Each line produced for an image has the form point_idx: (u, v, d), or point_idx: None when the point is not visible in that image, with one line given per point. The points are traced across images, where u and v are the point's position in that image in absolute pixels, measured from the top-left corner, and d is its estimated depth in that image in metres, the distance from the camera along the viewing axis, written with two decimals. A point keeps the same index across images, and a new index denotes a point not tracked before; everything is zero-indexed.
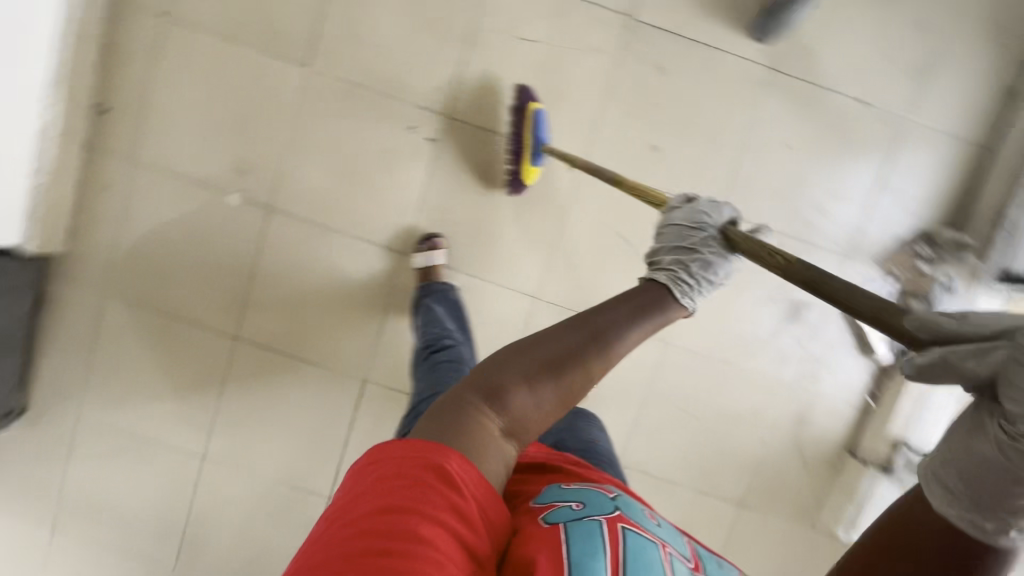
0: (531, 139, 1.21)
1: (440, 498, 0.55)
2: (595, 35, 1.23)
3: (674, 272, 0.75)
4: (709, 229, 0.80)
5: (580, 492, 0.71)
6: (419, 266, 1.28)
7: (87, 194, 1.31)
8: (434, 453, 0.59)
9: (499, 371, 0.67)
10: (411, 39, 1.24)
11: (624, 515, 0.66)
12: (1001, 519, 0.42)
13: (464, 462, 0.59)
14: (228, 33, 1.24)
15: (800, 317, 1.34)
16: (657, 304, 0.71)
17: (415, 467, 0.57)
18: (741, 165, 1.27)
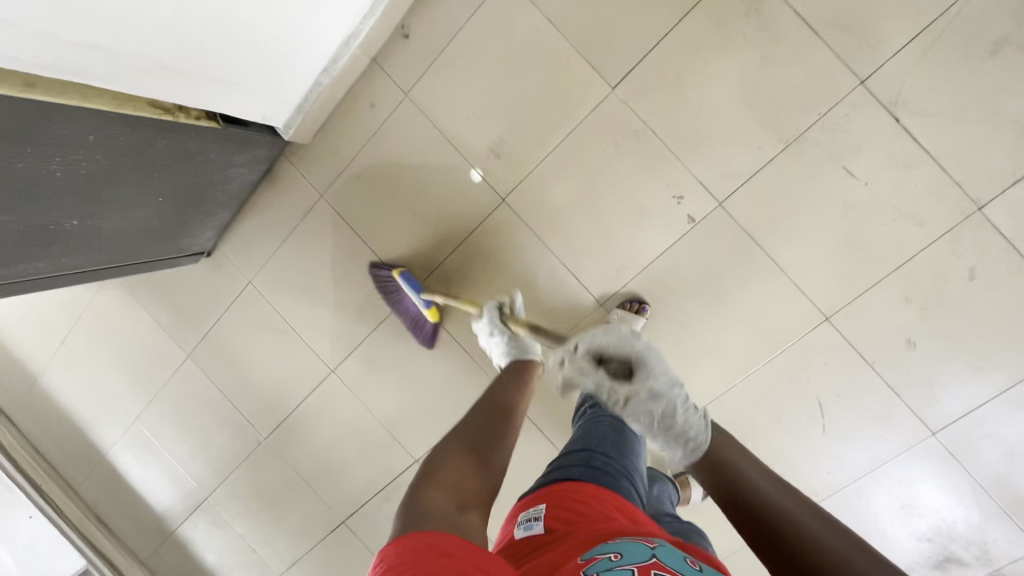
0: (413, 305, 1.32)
1: (445, 568, 0.49)
2: (921, 205, 1.09)
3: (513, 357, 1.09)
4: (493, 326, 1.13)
5: (619, 542, 0.57)
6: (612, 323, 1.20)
7: (348, 102, 1.32)
8: (431, 533, 0.55)
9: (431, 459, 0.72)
10: (729, 113, 1.13)
11: (661, 563, 0.52)
12: (678, 436, 0.67)
13: (449, 535, 0.54)
14: (555, 19, 1.18)
15: (946, 569, 1.24)
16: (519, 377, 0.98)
17: (408, 552, 0.52)
18: (987, 403, 1.15)
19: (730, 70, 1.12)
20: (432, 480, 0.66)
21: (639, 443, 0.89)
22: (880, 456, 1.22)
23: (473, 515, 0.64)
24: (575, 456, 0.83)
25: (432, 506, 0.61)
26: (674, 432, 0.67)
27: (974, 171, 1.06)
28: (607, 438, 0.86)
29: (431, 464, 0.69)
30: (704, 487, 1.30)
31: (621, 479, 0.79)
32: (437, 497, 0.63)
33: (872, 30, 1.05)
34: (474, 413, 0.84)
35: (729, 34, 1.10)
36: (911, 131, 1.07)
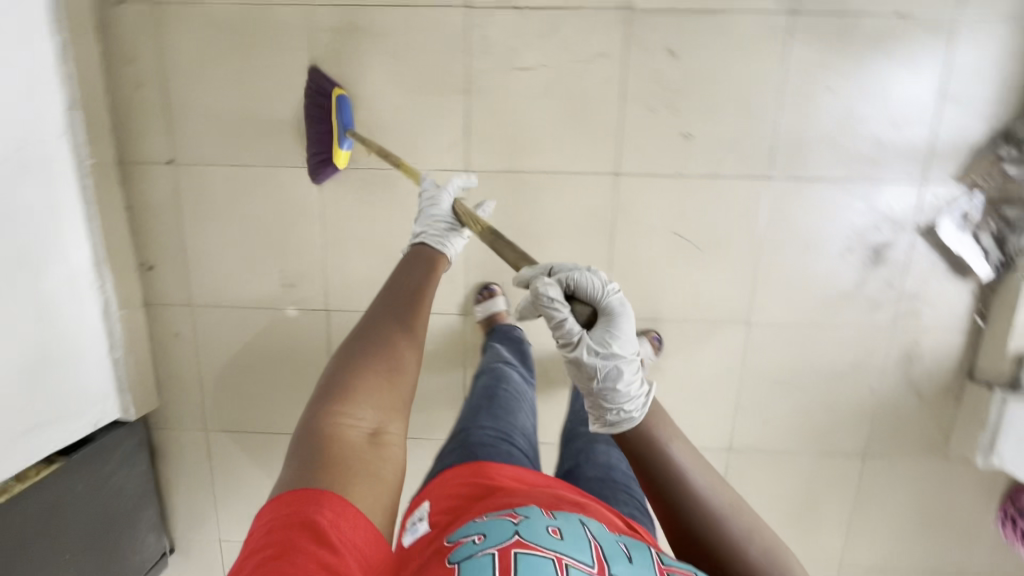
0: (338, 125, 1.16)
1: (312, 556, 0.53)
2: (592, 43, 1.16)
3: (428, 235, 0.97)
4: (435, 209, 1.02)
5: (485, 521, 0.64)
6: (482, 317, 1.29)
7: (158, 349, 1.36)
8: (308, 503, 0.58)
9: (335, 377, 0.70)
10: (409, 108, 1.20)
11: (522, 539, 0.59)
12: (612, 399, 0.72)
13: (333, 508, 0.58)
14: (235, 159, 1.24)
15: (884, 258, 1.26)
16: (419, 260, 0.91)
17: (283, 528, 0.55)
18: (783, 123, 1.19)
19: (381, 80, 1.19)
20: (337, 406, 0.66)
21: (511, 405, 1.03)
22: (757, 228, 1.25)
23: (389, 431, 0.68)
24: (455, 440, 0.94)
25: (340, 442, 0.64)
26: (607, 391, 0.73)
27: None
28: (483, 410, 1.00)
29: (333, 386, 0.69)
30: (649, 338, 1.29)
31: (500, 442, 0.92)
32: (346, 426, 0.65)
33: None
34: (377, 302, 0.80)
35: (355, 57, 1.18)
36: (533, 4, 1.15)
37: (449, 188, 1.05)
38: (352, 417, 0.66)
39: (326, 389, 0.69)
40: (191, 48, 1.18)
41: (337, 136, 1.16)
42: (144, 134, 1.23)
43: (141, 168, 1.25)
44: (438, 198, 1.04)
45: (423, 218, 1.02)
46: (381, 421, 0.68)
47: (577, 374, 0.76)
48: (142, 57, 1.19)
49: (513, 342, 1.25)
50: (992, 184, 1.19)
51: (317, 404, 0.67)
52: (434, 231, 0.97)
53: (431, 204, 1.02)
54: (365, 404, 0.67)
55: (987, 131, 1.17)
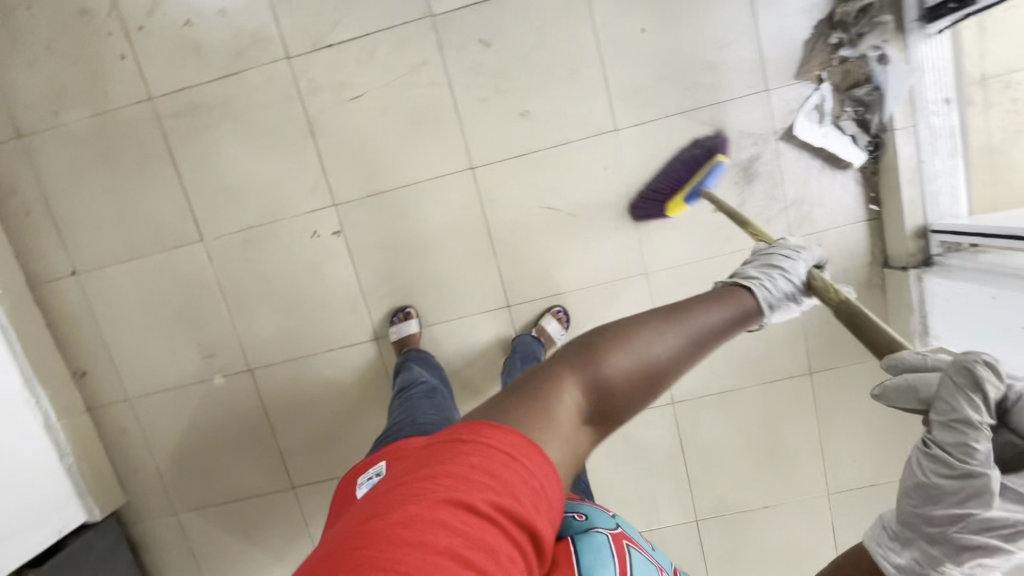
0: (696, 182, 1.18)
1: (510, 497, 0.44)
2: (410, 55, 1.22)
3: (758, 280, 0.74)
4: (794, 265, 0.79)
5: (582, 509, 0.63)
6: (396, 340, 1.29)
7: (111, 446, 1.44)
8: (528, 458, 0.47)
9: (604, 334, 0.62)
10: (267, 163, 1.28)
11: (624, 533, 0.60)
12: (944, 547, 0.54)
13: (545, 467, 0.48)
14: (130, 253, 1.33)
15: (757, 172, 1.24)
16: (734, 298, 0.69)
17: (496, 460, 0.45)
18: (611, 74, 1.22)
19: (233, 145, 1.27)
20: (579, 369, 0.57)
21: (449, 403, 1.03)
22: (622, 178, 1.26)
23: (585, 427, 0.56)
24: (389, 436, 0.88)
25: (552, 391, 0.55)
26: (936, 539, 0.54)
27: (399, 5, 1.20)
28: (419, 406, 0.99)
29: (589, 359, 0.58)
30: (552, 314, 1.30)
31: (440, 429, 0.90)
32: (596, 377, 0.57)
33: (252, 31, 1.22)
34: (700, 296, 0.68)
35: (205, 133, 1.27)
36: (344, 38, 1.22)
37: (803, 250, 0.81)
38: (586, 375, 0.57)
39: (588, 340, 0.61)
40: (62, 166, 1.29)
41: (684, 190, 1.21)
42: (44, 254, 1.34)
43: (51, 286, 1.35)
44: (794, 252, 0.81)
45: (760, 261, 0.81)
46: (600, 395, 0.57)
47: (930, 505, 0.54)
48: (24, 187, 1.30)
49: (429, 361, 1.24)
50: (834, 71, 1.18)
51: (568, 350, 0.61)
52: (772, 287, 0.73)
53: (781, 257, 0.80)
54: (602, 372, 0.57)
55: (811, 24, 1.18)
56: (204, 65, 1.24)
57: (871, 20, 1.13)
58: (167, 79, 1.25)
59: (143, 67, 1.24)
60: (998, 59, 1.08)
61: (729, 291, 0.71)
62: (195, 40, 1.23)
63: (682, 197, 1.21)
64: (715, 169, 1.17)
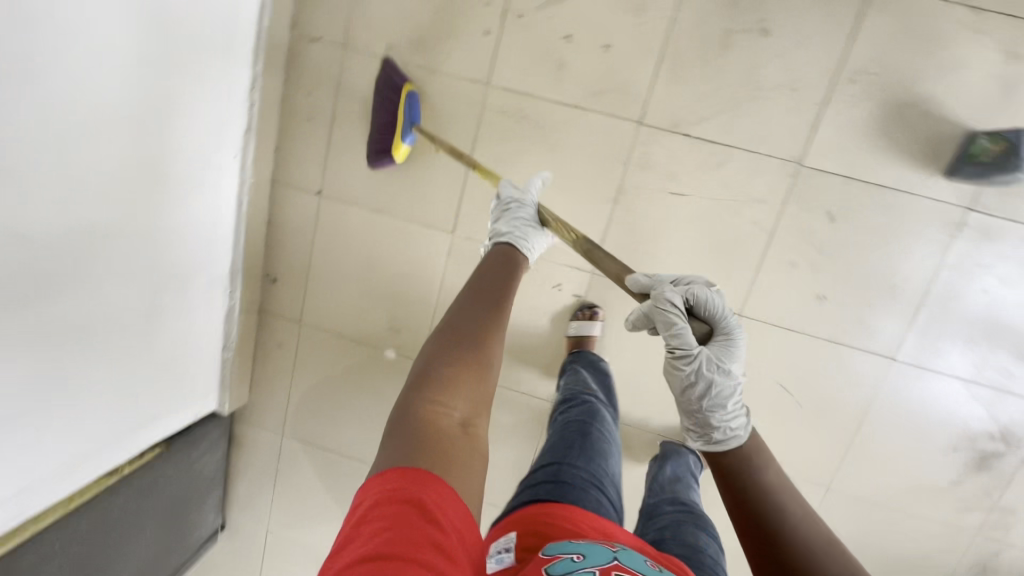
0: (402, 121, 1.17)
1: (426, 529, 0.54)
2: (754, 185, 1.15)
3: (511, 233, 1.00)
4: (521, 211, 1.04)
5: (584, 544, 0.67)
6: (572, 335, 1.25)
7: (259, 352, 1.45)
8: (414, 482, 0.58)
9: (427, 361, 0.74)
10: (554, 201, 1.22)
11: (621, 564, 0.63)
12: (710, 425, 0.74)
13: (441, 489, 0.58)
14: (378, 205, 1.29)
15: (991, 467, 1.21)
16: (518, 263, 0.95)
17: (397, 503, 0.56)
18: (922, 309, 1.16)
19: (534, 169, 1.21)
20: (433, 393, 0.69)
21: (604, 446, 0.94)
22: (865, 402, 1.23)
23: (476, 425, 0.70)
24: (546, 471, 0.86)
25: (434, 420, 0.66)
26: (706, 416, 0.75)
27: (777, 136, 1.12)
28: (574, 447, 0.91)
29: (429, 371, 0.72)
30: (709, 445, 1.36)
31: (590, 487, 0.83)
32: (452, 392, 0.70)
33: (621, 80, 1.14)
34: (473, 279, 0.87)
35: (515, 144, 1.20)
36: (703, 135, 1.14)
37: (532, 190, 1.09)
38: (447, 404, 0.68)
39: (433, 356, 0.74)
40: (366, 98, 1.23)
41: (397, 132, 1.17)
42: (300, 161, 1.30)
43: (289, 191, 1.32)
44: (523, 200, 1.07)
45: (505, 218, 1.04)
46: (468, 403, 0.70)
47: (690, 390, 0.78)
48: (319, 95, 1.25)
49: (598, 372, 1.19)
50: None
51: (400, 417, 0.67)
52: (521, 231, 1.00)
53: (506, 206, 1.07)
54: (442, 395, 0.69)
55: None
56: (558, 83, 1.16)
57: None
58: (513, 75, 1.17)
59: (497, 51, 1.16)
60: None
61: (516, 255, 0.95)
62: (564, 57, 1.14)
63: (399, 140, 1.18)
64: (411, 98, 1.16)
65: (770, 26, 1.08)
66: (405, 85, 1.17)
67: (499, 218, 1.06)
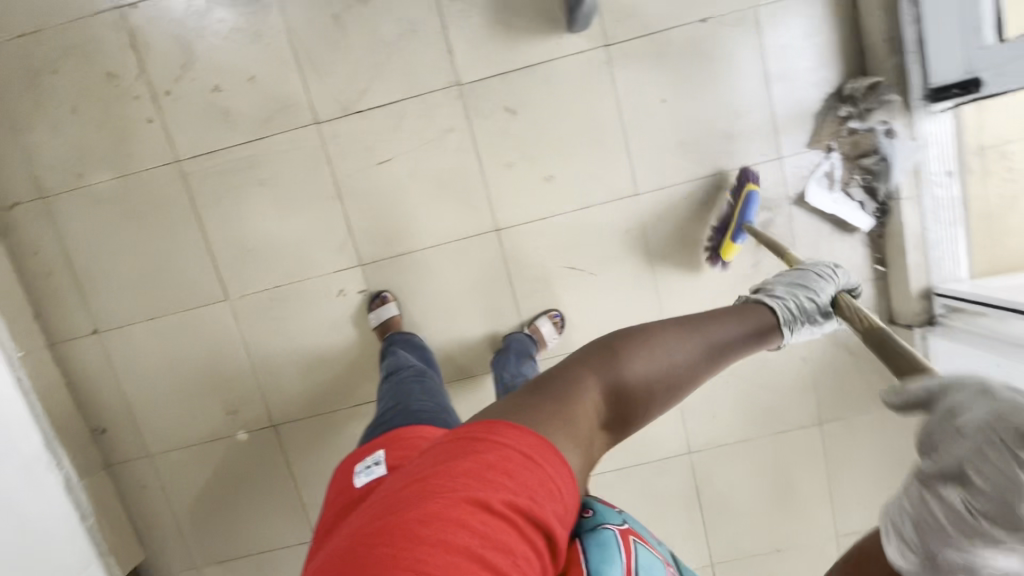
0: (736, 220, 1.20)
1: (527, 497, 0.44)
2: (438, 120, 1.25)
3: (788, 300, 0.70)
4: (819, 299, 0.73)
5: (597, 500, 0.60)
6: (376, 325, 1.29)
7: (130, 503, 1.43)
8: (514, 436, 0.47)
9: (619, 345, 0.58)
10: (292, 224, 1.29)
11: (634, 527, 0.56)
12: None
13: (549, 454, 0.47)
14: (152, 312, 1.33)
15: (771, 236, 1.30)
16: (763, 328, 0.63)
17: (491, 450, 0.45)
18: (631, 141, 1.26)
19: (259, 207, 1.28)
20: (599, 375, 0.56)
21: (441, 388, 1.01)
22: (644, 240, 1.30)
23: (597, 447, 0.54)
24: (389, 411, 0.88)
25: (576, 400, 0.53)
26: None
27: (429, 73, 1.23)
28: (417, 391, 0.95)
29: (608, 359, 0.57)
30: (547, 317, 1.31)
31: (441, 413, 0.88)
32: (661, 364, 0.57)
33: (281, 98, 1.24)
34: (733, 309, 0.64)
35: (231, 196, 1.27)
36: (372, 105, 1.24)
37: (828, 280, 0.77)
38: (666, 354, 0.58)
39: (619, 342, 0.59)
40: (86, 227, 1.28)
41: (730, 230, 1.21)
42: (64, 313, 1.33)
43: (69, 343, 1.34)
44: (822, 280, 0.77)
45: (787, 284, 0.75)
46: (623, 397, 0.56)
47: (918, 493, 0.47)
48: (45, 248, 1.29)
49: (412, 345, 1.23)
50: (845, 143, 1.24)
51: (587, 349, 0.59)
52: (796, 307, 0.69)
53: (813, 277, 0.77)
54: (635, 357, 0.57)
55: (822, 96, 1.24)
56: (234, 127, 1.24)
57: (881, 98, 1.18)
58: (193, 142, 1.25)
59: (169, 131, 1.24)
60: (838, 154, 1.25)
61: (753, 308, 0.66)
62: (224, 105, 1.24)
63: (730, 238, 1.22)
64: (750, 197, 1.18)
65: None
66: (750, 183, 1.19)
67: (777, 280, 0.76)
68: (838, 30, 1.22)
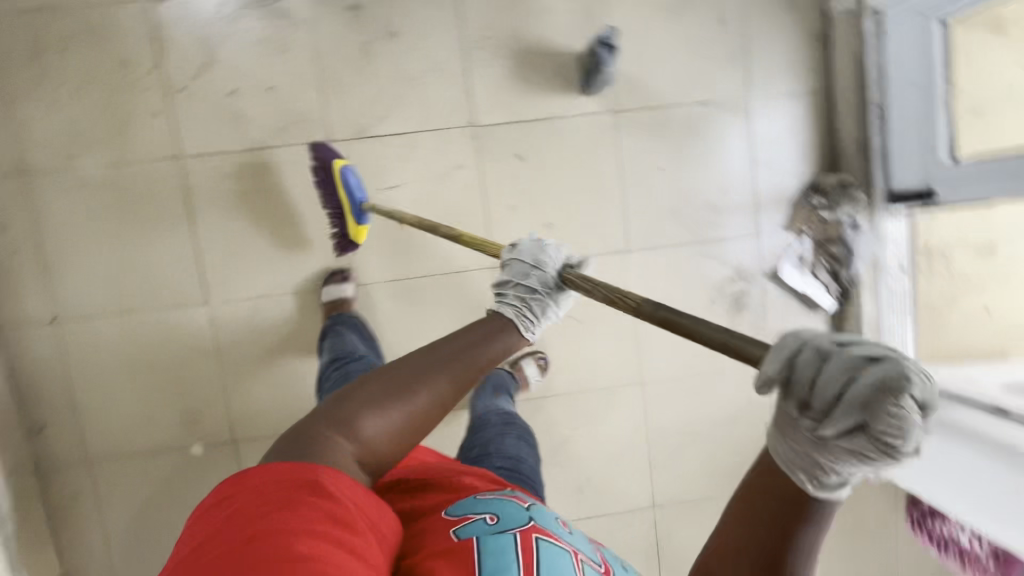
0: (349, 202, 1.20)
1: (316, 509, 0.49)
2: (450, 155, 1.29)
3: (518, 307, 0.74)
4: (546, 281, 0.77)
5: (500, 503, 0.67)
6: (327, 300, 1.26)
7: (56, 513, 1.30)
8: (302, 470, 0.53)
9: (351, 400, 0.63)
10: (289, 236, 1.28)
11: (537, 524, 0.64)
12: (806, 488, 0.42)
13: (334, 473, 0.54)
14: (123, 307, 1.26)
15: (747, 305, 1.39)
16: (499, 339, 0.70)
17: (281, 487, 0.51)
18: (629, 201, 1.34)
19: (258, 215, 1.27)
20: (348, 427, 0.60)
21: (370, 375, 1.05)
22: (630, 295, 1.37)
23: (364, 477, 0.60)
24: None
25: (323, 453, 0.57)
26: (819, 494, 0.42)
27: (447, 110, 1.28)
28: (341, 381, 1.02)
29: (352, 412, 0.61)
30: (535, 359, 1.34)
31: None
32: (402, 409, 0.63)
33: (298, 111, 1.25)
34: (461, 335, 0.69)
35: (230, 200, 1.25)
36: (389, 131, 1.27)
37: (556, 249, 0.80)
38: (397, 404, 0.63)
39: (353, 393, 0.64)
40: (68, 211, 1.23)
41: (349, 215, 1.21)
42: (23, 298, 1.24)
43: (21, 330, 1.25)
44: (547, 256, 0.79)
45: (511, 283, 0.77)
46: (368, 449, 0.61)
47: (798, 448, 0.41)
48: (16, 227, 1.22)
49: (360, 329, 1.23)
50: (816, 229, 1.35)
51: (325, 412, 0.62)
52: (533, 310, 0.75)
53: (535, 267, 0.78)
54: (372, 410, 0.62)
55: (799, 186, 1.38)
56: (245, 133, 1.24)
57: (847, 196, 1.32)
58: (200, 141, 1.24)
59: (176, 127, 1.23)
60: (810, 238, 1.37)
61: (496, 329, 0.72)
62: (238, 110, 1.24)
63: (353, 221, 1.22)
64: (345, 174, 1.18)
65: (396, 29, 1.25)
66: (336, 161, 1.18)
67: (506, 279, 0.78)
68: (816, 129, 1.37)
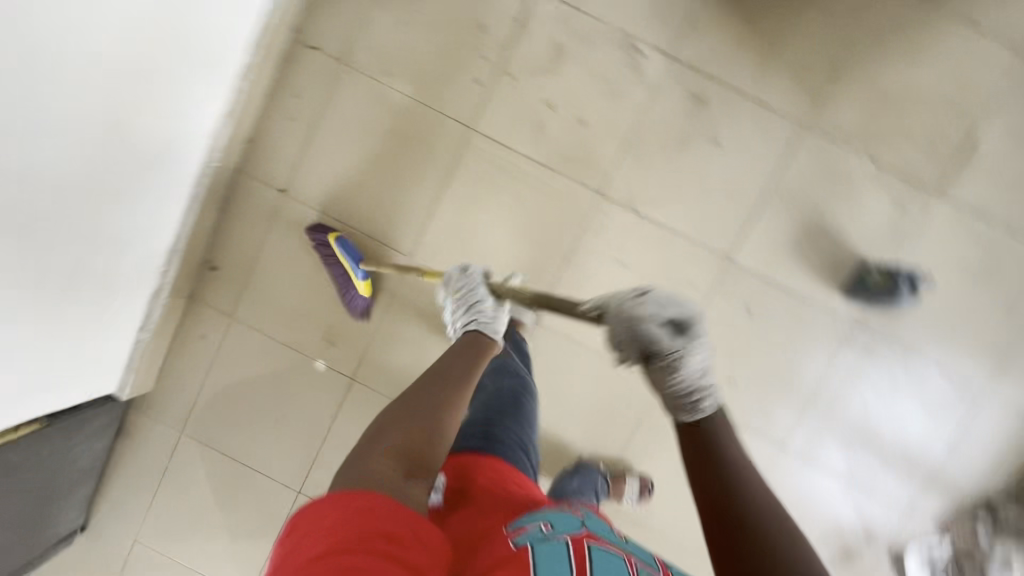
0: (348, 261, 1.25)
1: (364, 527, 0.48)
2: (692, 270, 1.28)
3: (476, 321, 1.02)
4: (478, 294, 1.06)
5: (553, 514, 0.60)
6: None
7: (178, 339, 1.37)
8: (344, 490, 0.52)
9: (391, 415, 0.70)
10: (512, 248, 1.29)
11: (591, 532, 0.57)
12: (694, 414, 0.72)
13: (370, 490, 0.52)
14: (342, 216, 1.31)
15: (853, 562, 1.34)
16: (483, 342, 0.95)
17: (332, 507, 0.50)
18: (813, 407, 1.31)
19: (499, 214, 1.28)
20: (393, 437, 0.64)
21: (530, 413, 0.97)
22: None
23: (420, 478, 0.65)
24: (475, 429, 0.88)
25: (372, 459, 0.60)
26: (691, 410, 0.72)
27: (715, 232, 1.26)
28: (503, 408, 0.94)
29: (395, 423, 0.67)
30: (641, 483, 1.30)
31: (517, 448, 0.87)
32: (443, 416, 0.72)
33: (590, 153, 1.26)
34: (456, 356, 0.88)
35: (486, 188, 1.28)
36: (654, 218, 1.27)
37: (474, 270, 1.11)
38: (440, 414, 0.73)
39: (394, 409, 0.71)
40: (353, 113, 1.28)
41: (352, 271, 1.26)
42: (272, 159, 1.30)
43: (252, 182, 1.31)
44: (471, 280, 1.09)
45: (460, 309, 1.06)
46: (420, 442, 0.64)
47: (664, 380, 0.75)
48: (305, 100, 1.28)
49: (520, 348, 1.19)
50: (966, 545, 1.29)
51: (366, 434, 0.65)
52: (486, 320, 1.01)
53: (470, 293, 1.06)
54: (410, 426, 0.67)
55: (975, 496, 1.31)
56: (536, 143, 1.26)
57: (1018, 539, 1.27)
58: (495, 126, 1.26)
59: (484, 103, 1.26)
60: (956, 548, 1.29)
61: (473, 339, 0.97)
62: (544, 121, 1.26)
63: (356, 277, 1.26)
64: (341, 240, 1.26)
65: (721, 138, 1.24)
66: (330, 233, 1.27)
67: (455, 312, 1.08)
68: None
